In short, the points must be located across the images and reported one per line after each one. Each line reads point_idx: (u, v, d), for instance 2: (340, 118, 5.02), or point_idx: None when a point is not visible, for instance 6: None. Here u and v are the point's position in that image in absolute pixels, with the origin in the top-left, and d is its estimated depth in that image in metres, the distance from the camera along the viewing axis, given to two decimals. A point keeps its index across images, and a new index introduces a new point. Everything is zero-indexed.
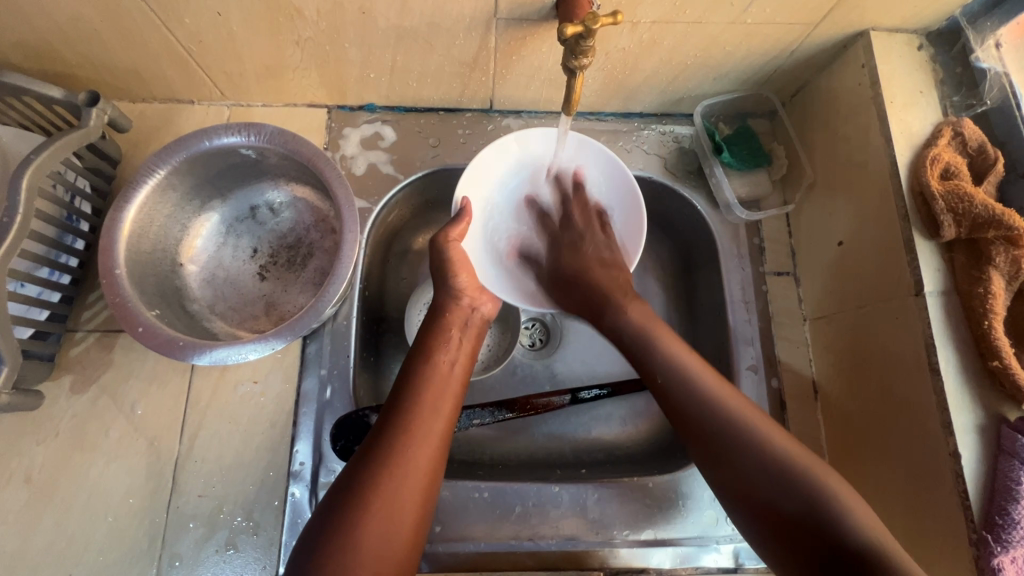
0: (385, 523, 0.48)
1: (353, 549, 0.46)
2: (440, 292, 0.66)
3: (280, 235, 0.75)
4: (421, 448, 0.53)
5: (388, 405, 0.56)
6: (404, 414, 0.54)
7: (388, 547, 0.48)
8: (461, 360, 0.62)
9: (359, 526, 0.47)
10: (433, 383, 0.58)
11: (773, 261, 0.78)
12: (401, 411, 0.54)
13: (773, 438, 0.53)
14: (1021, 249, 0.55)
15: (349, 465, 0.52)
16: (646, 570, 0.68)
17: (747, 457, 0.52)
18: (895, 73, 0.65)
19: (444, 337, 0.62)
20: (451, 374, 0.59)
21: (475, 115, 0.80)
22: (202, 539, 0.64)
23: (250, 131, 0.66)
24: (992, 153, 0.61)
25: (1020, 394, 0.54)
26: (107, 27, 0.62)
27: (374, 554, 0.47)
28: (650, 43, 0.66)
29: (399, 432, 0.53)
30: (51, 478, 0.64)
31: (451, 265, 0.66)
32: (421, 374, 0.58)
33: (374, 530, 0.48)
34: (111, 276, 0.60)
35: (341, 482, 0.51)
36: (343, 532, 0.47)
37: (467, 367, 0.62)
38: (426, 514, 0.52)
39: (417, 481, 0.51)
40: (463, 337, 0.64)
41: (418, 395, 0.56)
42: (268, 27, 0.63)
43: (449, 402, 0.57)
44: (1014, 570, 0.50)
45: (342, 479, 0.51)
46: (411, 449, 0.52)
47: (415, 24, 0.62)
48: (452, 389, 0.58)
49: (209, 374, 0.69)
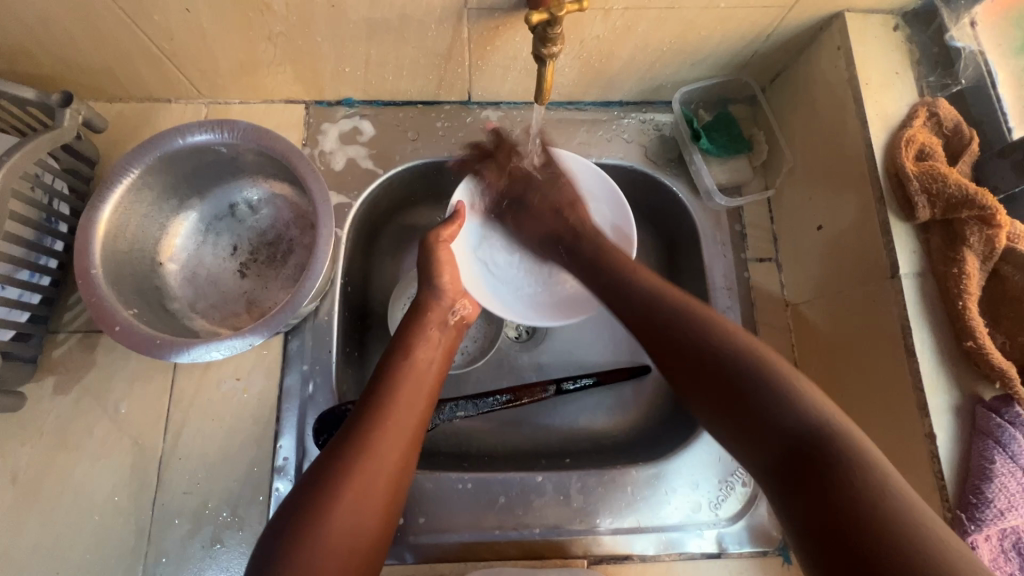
0: (352, 516, 0.49)
1: (320, 538, 0.47)
2: (423, 289, 0.67)
3: (260, 232, 0.75)
4: (394, 441, 0.53)
5: (364, 399, 0.56)
6: (378, 409, 0.54)
7: (358, 532, 0.49)
8: (438, 356, 0.63)
9: (331, 515, 0.48)
10: (411, 377, 0.58)
11: (755, 247, 0.78)
12: (373, 403, 0.55)
13: (741, 338, 0.53)
14: (996, 229, 0.55)
15: (322, 456, 0.52)
16: (630, 557, 0.67)
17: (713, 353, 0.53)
18: (871, 54, 0.64)
19: (425, 334, 0.63)
20: (427, 372, 0.60)
21: (453, 107, 0.80)
22: (188, 535, 0.64)
23: (224, 128, 0.65)
24: (967, 133, 0.61)
25: (995, 373, 0.54)
26: (76, 26, 0.62)
27: (345, 542, 0.48)
28: (624, 30, 0.65)
29: (375, 424, 0.53)
30: (37, 477, 0.65)
31: (435, 266, 0.68)
32: (397, 371, 0.58)
33: (340, 523, 0.48)
34: (88, 275, 0.60)
35: (310, 475, 0.50)
36: (313, 521, 0.47)
37: (443, 364, 0.63)
38: (394, 505, 0.52)
39: (387, 473, 0.52)
40: (441, 335, 0.65)
41: (394, 389, 0.56)
42: (239, 23, 0.62)
43: (424, 398, 0.58)
44: (988, 548, 0.51)
45: (314, 468, 0.51)
46: (383, 442, 0.52)
47: (386, 16, 0.62)
48: (428, 385, 0.59)
49: (192, 371, 0.69)
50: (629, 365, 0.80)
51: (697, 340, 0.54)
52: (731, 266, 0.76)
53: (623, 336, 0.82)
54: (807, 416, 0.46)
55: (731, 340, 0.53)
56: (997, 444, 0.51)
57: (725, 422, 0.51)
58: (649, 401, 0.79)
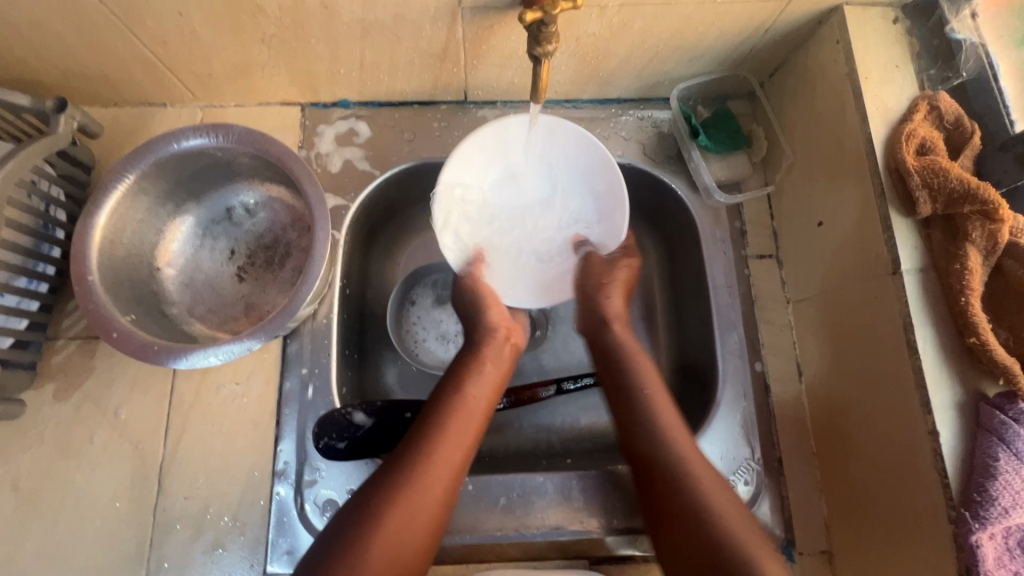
0: (392, 547, 0.51)
1: (362, 572, 0.49)
2: (476, 321, 0.68)
3: (257, 236, 0.75)
4: (441, 475, 0.55)
5: (414, 433, 0.58)
6: (428, 446, 0.57)
7: (396, 561, 0.51)
8: (492, 387, 0.64)
9: (373, 545, 0.50)
10: (464, 409, 0.60)
11: (755, 244, 0.77)
12: (426, 440, 0.57)
13: (670, 420, 0.61)
14: (999, 224, 0.54)
15: (372, 484, 0.54)
16: (632, 557, 0.68)
17: (652, 431, 0.60)
18: (870, 47, 0.64)
19: (478, 369, 0.64)
20: (477, 407, 0.61)
21: (450, 107, 0.79)
22: (189, 540, 0.64)
23: (218, 132, 0.65)
24: (969, 127, 0.60)
25: (999, 370, 0.53)
26: (68, 31, 0.61)
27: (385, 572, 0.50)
28: (620, 27, 0.65)
29: (423, 459, 0.55)
30: (38, 484, 0.65)
31: (480, 298, 0.70)
32: (448, 407, 0.60)
33: (381, 553, 0.50)
34: (84, 282, 0.59)
35: (359, 501, 0.53)
36: (358, 549, 0.50)
37: (495, 393, 0.64)
38: (438, 535, 0.54)
39: (432, 505, 0.54)
40: (495, 369, 0.65)
41: (445, 424, 0.58)
42: (232, 26, 0.62)
43: (472, 432, 0.60)
44: (991, 546, 0.50)
45: (363, 496, 0.54)
46: (429, 477, 0.55)
47: (379, 17, 0.62)
48: (478, 414, 0.61)
49: (191, 376, 0.69)
50: None
51: (643, 418, 0.61)
52: (732, 263, 0.76)
53: None
54: (702, 508, 0.54)
55: (679, 446, 0.58)
56: (1000, 441, 0.51)
57: (660, 514, 0.56)
58: None
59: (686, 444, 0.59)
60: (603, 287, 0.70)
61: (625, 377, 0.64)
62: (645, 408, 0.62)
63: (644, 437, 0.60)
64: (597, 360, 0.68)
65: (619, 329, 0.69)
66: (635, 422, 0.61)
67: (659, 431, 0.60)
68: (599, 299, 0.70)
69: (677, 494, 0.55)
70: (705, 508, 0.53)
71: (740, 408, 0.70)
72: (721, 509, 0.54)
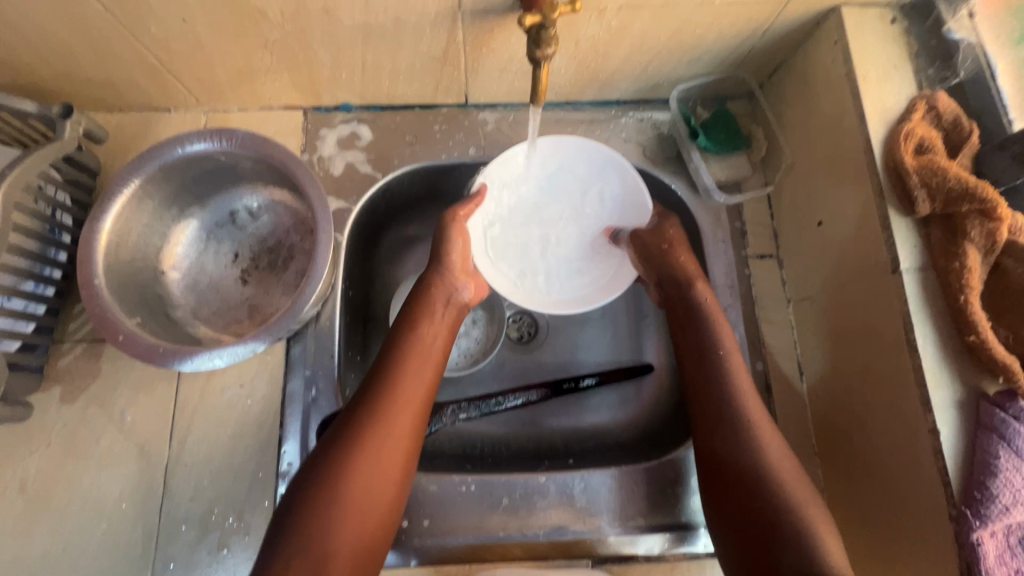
0: (361, 501, 0.51)
1: (333, 526, 0.49)
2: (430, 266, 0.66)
3: (260, 239, 0.76)
4: (405, 418, 0.56)
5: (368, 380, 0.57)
6: (383, 393, 0.56)
7: (367, 515, 0.51)
8: (443, 327, 0.64)
9: (340, 499, 0.50)
10: (420, 352, 0.60)
11: (755, 244, 0.78)
12: (381, 387, 0.56)
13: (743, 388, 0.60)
14: (998, 223, 0.54)
15: (332, 437, 0.54)
16: (634, 557, 0.68)
17: (724, 400, 0.59)
18: (868, 48, 0.64)
19: (427, 311, 0.63)
20: (430, 350, 0.61)
21: (451, 110, 0.80)
22: (195, 541, 0.65)
23: (221, 136, 0.66)
24: (967, 126, 0.60)
25: (999, 368, 0.53)
26: (74, 38, 0.62)
27: (360, 516, 0.50)
28: (619, 30, 0.65)
29: (381, 407, 0.55)
30: (45, 486, 0.66)
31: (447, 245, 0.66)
32: (400, 353, 0.59)
33: (350, 508, 0.50)
34: (91, 286, 0.60)
35: (321, 454, 0.53)
36: (329, 496, 0.50)
37: (446, 338, 0.64)
38: (408, 477, 0.55)
39: (399, 449, 0.54)
40: (445, 312, 0.65)
41: (401, 368, 0.58)
42: (234, 32, 0.63)
43: (430, 378, 0.59)
44: (993, 544, 0.50)
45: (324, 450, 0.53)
46: (391, 423, 0.54)
47: (380, 22, 0.62)
48: (433, 358, 0.61)
49: (196, 379, 0.70)
50: (632, 364, 0.80)
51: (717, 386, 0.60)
52: (732, 263, 0.76)
53: (625, 334, 0.82)
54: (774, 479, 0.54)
55: (754, 419, 0.57)
56: (1001, 440, 0.51)
57: (719, 487, 0.56)
58: (653, 400, 0.79)
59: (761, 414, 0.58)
60: (671, 250, 0.67)
61: (702, 342, 0.63)
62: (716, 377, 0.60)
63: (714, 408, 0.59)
64: (674, 322, 0.67)
65: (700, 288, 0.66)
66: (710, 402, 0.59)
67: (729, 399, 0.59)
68: (669, 262, 0.67)
69: (747, 480, 0.54)
70: (768, 477, 0.54)
71: None
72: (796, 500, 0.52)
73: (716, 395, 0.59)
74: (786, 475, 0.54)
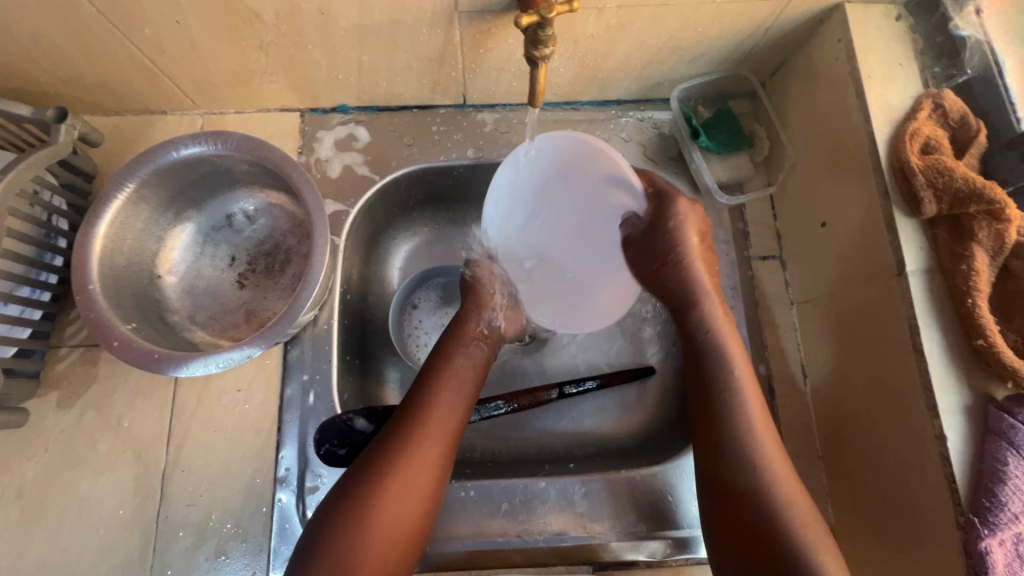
0: (394, 517, 0.51)
1: (365, 537, 0.49)
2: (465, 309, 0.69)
3: (258, 242, 0.75)
4: (435, 447, 0.55)
5: (407, 401, 0.58)
6: (421, 414, 0.57)
7: (397, 531, 0.51)
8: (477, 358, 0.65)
9: (375, 511, 0.51)
10: (451, 380, 0.61)
11: (758, 245, 0.77)
12: (419, 408, 0.57)
13: (746, 397, 0.59)
14: (1006, 224, 0.53)
15: (370, 452, 0.54)
16: (635, 562, 0.67)
17: (733, 413, 0.58)
18: (872, 45, 0.63)
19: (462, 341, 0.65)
20: (467, 377, 0.62)
21: (449, 110, 0.79)
22: (192, 547, 0.64)
23: (217, 140, 0.65)
24: (975, 126, 0.59)
25: (1007, 372, 0.52)
26: (67, 42, 0.62)
27: (388, 535, 0.50)
28: (618, 29, 0.64)
29: (417, 427, 0.56)
30: (42, 491, 0.65)
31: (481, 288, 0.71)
32: (439, 377, 0.60)
33: (383, 521, 0.50)
34: (86, 291, 0.60)
35: (358, 468, 0.54)
36: (356, 520, 0.50)
37: (481, 367, 0.65)
38: (434, 506, 0.54)
39: (426, 477, 0.54)
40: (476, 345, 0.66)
41: (434, 393, 0.59)
42: (229, 34, 0.62)
43: (462, 404, 0.60)
44: (1002, 553, 0.49)
45: (362, 464, 0.54)
46: (422, 446, 0.55)
47: (376, 22, 0.61)
48: (465, 387, 0.61)
49: (193, 384, 0.69)
50: (633, 366, 0.79)
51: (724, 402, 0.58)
52: (734, 265, 0.75)
53: (626, 337, 0.81)
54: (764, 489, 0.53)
55: (751, 423, 0.57)
56: (1009, 446, 0.50)
57: (722, 502, 0.55)
58: (654, 404, 0.78)
59: (759, 420, 0.57)
60: (665, 267, 0.66)
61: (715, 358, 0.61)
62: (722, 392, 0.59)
63: (720, 423, 0.58)
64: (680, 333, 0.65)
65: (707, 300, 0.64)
66: (717, 418, 0.58)
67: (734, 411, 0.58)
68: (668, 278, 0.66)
69: (744, 492, 0.54)
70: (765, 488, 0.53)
71: None
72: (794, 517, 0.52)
73: (714, 398, 0.59)
74: (779, 475, 0.54)
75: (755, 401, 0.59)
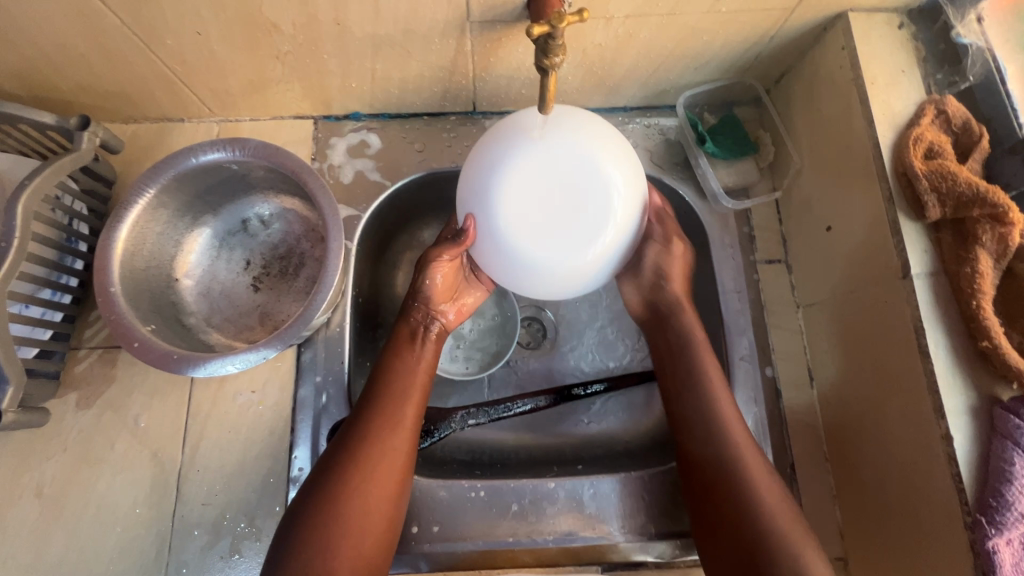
0: (360, 512, 0.54)
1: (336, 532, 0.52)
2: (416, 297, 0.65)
3: (272, 246, 0.77)
4: (394, 443, 0.57)
5: (364, 400, 0.60)
6: (378, 412, 0.58)
7: (366, 524, 0.54)
8: (427, 356, 0.64)
9: (342, 509, 0.53)
10: (402, 383, 0.61)
11: (764, 249, 0.78)
12: (376, 407, 0.59)
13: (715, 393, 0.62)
14: (1008, 227, 0.54)
15: (331, 453, 0.56)
16: (643, 563, 0.69)
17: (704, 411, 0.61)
18: (875, 53, 0.64)
19: (413, 337, 0.65)
20: (419, 372, 0.62)
21: (459, 117, 0.81)
22: (207, 546, 0.65)
23: (234, 146, 0.67)
24: (977, 130, 0.60)
25: (1011, 372, 0.53)
26: (92, 52, 0.64)
27: (358, 528, 0.53)
28: (626, 37, 0.66)
29: (377, 424, 0.58)
30: (61, 490, 0.67)
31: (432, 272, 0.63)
32: (391, 374, 0.61)
33: (350, 516, 0.53)
34: (107, 294, 0.61)
35: (321, 470, 0.56)
36: (322, 531, 0.51)
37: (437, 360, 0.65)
38: (403, 492, 0.57)
39: (390, 471, 0.56)
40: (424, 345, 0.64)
41: (388, 390, 0.60)
42: (248, 44, 0.64)
43: (419, 397, 0.61)
44: (1010, 552, 0.49)
45: (325, 465, 0.56)
46: (383, 441, 0.57)
47: (390, 32, 0.63)
48: (416, 387, 0.61)
49: (208, 385, 0.71)
50: (640, 370, 0.79)
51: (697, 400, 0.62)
52: (741, 268, 0.76)
53: (634, 341, 0.82)
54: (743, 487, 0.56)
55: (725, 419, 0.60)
56: (1016, 446, 0.50)
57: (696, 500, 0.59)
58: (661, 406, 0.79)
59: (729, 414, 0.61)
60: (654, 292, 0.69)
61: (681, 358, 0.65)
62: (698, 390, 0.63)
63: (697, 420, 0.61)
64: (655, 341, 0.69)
65: (686, 309, 0.68)
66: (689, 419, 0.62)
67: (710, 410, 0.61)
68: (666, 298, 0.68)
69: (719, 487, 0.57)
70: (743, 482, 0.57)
71: (752, 414, 0.70)
72: (786, 530, 0.53)
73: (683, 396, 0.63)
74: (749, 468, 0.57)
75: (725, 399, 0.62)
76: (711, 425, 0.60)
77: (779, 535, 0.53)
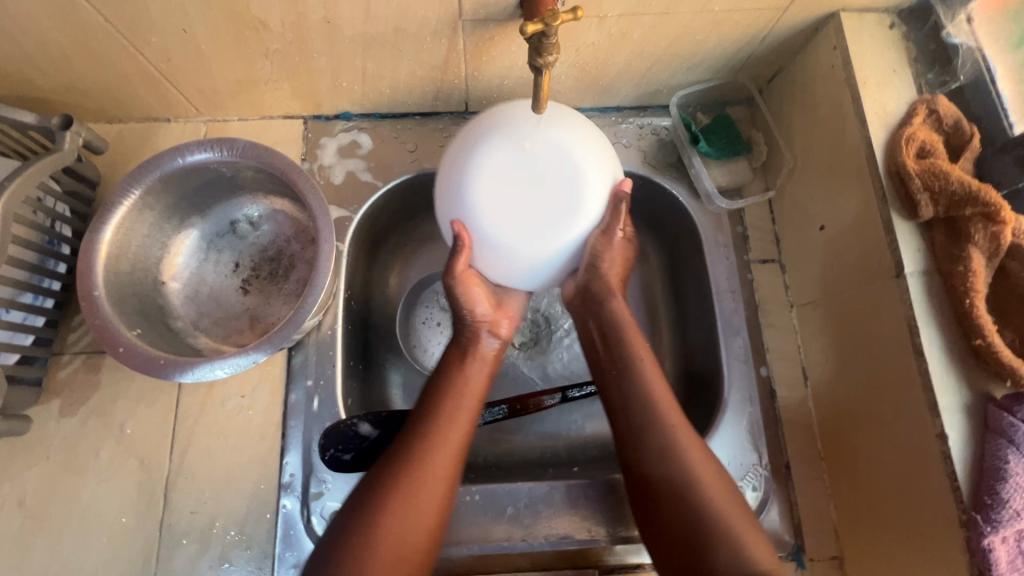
0: (403, 526, 0.51)
1: (374, 544, 0.49)
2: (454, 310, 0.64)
3: (261, 248, 0.75)
4: (444, 457, 0.55)
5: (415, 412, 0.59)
6: (429, 423, 0.57)
7: (409, 540, 0.51)
8: (483, 371, 0.63)
9: (384, 521, 0.50)
10: (454, 397, 0.59)
11: (757, 248, 0.78)
12: (427, 418, 0.57)
13: (656, 392, 0.60)
14: (999, 227, 0.55)
15: (378, 463, 0.55)
16: (641, 566, 0.68)
17: (641, 420, 0.59)
18: (867, 52, 0.64)
19: (468, 350, 0.63)
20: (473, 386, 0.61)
21: (451, 117, 0.80)
22: (196, 555, 0.64)
23: (222, 147, 0.66)
24: (967, 130, 0.61)
25: (1005, 371, 0.53)
26: (74, 50, 0.62)
27: (401, 541, 0.51)
28: (619, 37, 0.65)
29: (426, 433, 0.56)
30: (44, 499, 0.65)
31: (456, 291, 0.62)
32: (444, 385, 0.60)
33: (393, 529, 0.50)
34: (90, 298, 0.60)
35: (366, 479, 0.54)
36: (363, 538, 0.49)
37: (490, 377, 0.64)
38: (449, 510, 0.55)
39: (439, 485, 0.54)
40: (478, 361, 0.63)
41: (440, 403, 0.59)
42: (235, 42, 0.63)
43: (471, 411, 0.60)
44: (1005, 550, 0.50)
45: (372, 474, 0.54)
46: (433, 453, 0.55)
47: (381, 31, 0.62)
48: (471, 399, 0.60)
49: (196, 390, 0.69)
50: None
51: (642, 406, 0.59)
52: (734, 268, 0.76)
53: None
54: (698, 503, 0.54)
55: (665, 413, 0.59)
56: (1010, 444, 0.50)
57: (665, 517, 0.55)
58: None
59: (668, 405, 0.59)
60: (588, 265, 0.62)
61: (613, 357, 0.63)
62: (628, 395, 0.61)
63: (638, 424, 0.59)
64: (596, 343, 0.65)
65: (617, 298, 0.64)
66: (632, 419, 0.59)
67: (654, 408, 0.59)
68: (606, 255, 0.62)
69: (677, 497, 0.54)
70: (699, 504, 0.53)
71: (747, 414, 0.70)
72: (719, 504, 0.54)
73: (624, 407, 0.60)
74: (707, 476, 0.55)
75: (664, 396, 0.60)
76: (659, 460, 0.56)
77: (697, 499, 0.54)
